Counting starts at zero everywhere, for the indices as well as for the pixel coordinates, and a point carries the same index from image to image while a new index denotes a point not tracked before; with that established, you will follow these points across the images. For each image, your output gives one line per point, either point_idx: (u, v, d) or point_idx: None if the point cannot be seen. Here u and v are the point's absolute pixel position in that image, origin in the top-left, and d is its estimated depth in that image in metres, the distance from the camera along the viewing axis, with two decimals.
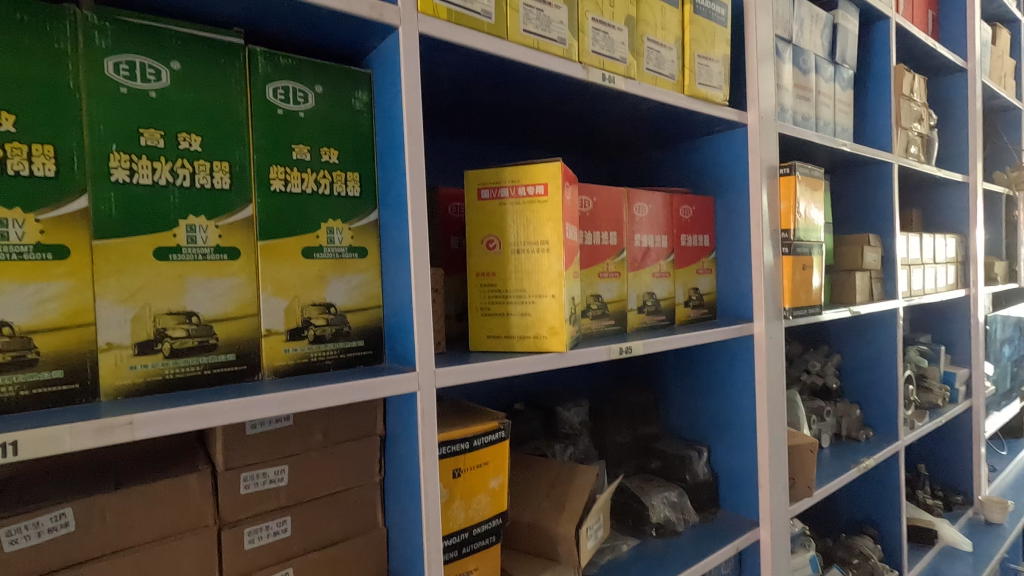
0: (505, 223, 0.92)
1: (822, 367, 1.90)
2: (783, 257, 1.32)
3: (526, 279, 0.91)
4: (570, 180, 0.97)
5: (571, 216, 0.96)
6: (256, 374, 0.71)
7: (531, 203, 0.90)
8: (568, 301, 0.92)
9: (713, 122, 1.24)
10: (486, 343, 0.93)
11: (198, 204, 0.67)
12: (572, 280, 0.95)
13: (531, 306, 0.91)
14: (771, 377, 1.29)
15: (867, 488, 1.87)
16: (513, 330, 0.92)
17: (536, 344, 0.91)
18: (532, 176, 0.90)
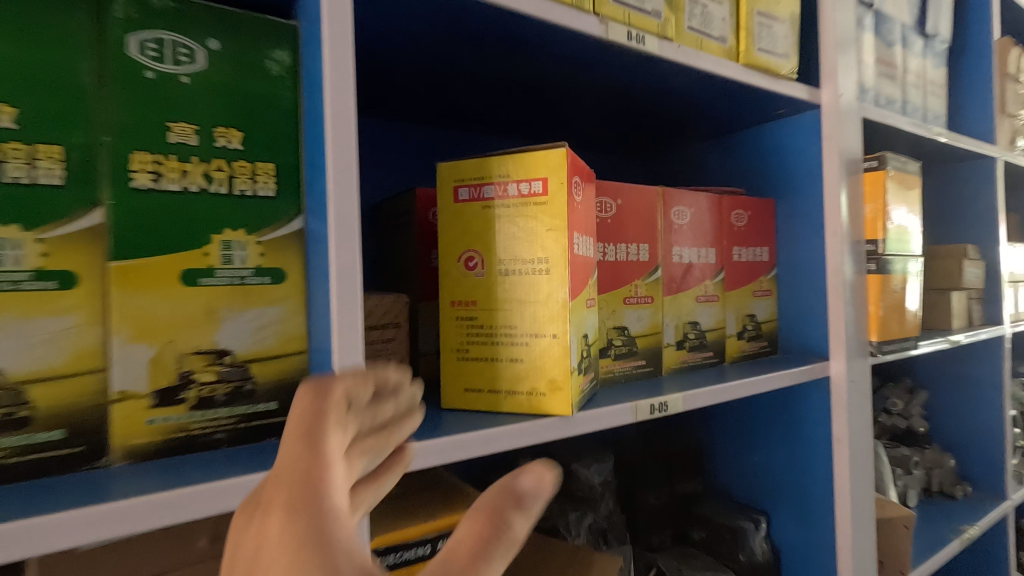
0: (490, 233, 0.66)
1: (907, 406, 1.55)
2: (870, 276, 1.02)
3: (518, 312, 0.66)
4: (584, 175, 0.71)
5: (583, 225, 0.70)
6: (101, 457, 0.49)
7: (525, 207, 0.65)
8: (577, 344, 0.66)
9: (776, 102, 0.96)
10: (463, 400, 0.68)
11: (7, 207, 0.45)
12: (584, 312, 0.70)
13: (525, 351, 0.65)
14: (854, 433, 0.99)
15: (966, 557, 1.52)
16: (499, 382, 0.67)
17: (531, 403, 0.65)
18: (527, 168, 0.64)
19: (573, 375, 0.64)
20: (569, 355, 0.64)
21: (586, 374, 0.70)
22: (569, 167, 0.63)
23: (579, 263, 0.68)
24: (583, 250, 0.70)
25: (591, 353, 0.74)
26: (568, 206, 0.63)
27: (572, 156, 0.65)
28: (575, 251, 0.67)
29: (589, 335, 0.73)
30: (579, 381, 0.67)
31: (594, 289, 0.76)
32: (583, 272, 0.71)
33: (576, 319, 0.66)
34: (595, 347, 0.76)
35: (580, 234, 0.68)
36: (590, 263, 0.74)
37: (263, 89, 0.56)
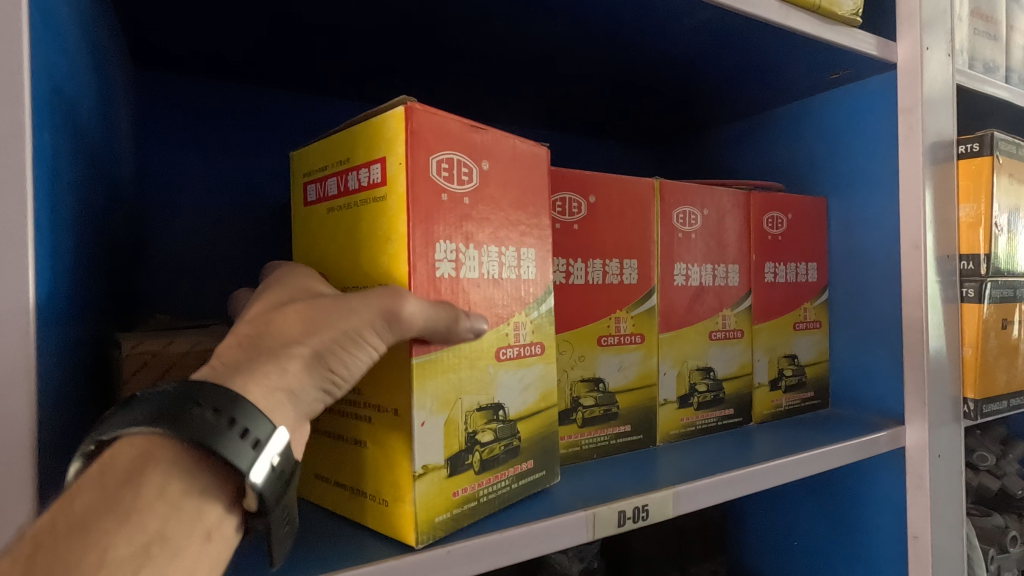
0: (336, 249, 0.45)
1: (998, 462, 1.23)
2: (964, 305, 0.72)
3: (378, 376, 0.42)
4: (504, 154, 0.46)
5: (492, 230, 0.45)
6: None
7: (364, 203, 0.42)
8: (446, 428, 0.42)
9: (833, 59, 0.68)
10: (329, 495, 0.47)
11: None
12: (487, 372, 0.44)
13: (370, 432, 0.42)
14: (941, 529, 0.69)
15: None
16: (364, 477, 0.43)
17: (375, 514, 0.43)
18: (365, 146, 0.42)
19: (417, 482, 0.40)
20: (411, 450, 0.40)
21: (485, 473, 0.45)
22: (409, 133, 0.40)
23: (472, 294, 0.43)
24: (494, 269, 0.45)
25: (518, 434, 0.47)
26: (409, 198, 0.39)
27: (431, 118, 0.41)
28: (451, 275, 0.42)
29: (513, 407, 0.47)
30: (449, 490, 0.42)
31: (541, 332, 0.49)
32: (496, 309, 0.45)
33: (445, 386, 0.42)
34: (539, 424, 0.49)
35: (472, 246, 0.43)
36: (523, 290, 0.48)
37: None
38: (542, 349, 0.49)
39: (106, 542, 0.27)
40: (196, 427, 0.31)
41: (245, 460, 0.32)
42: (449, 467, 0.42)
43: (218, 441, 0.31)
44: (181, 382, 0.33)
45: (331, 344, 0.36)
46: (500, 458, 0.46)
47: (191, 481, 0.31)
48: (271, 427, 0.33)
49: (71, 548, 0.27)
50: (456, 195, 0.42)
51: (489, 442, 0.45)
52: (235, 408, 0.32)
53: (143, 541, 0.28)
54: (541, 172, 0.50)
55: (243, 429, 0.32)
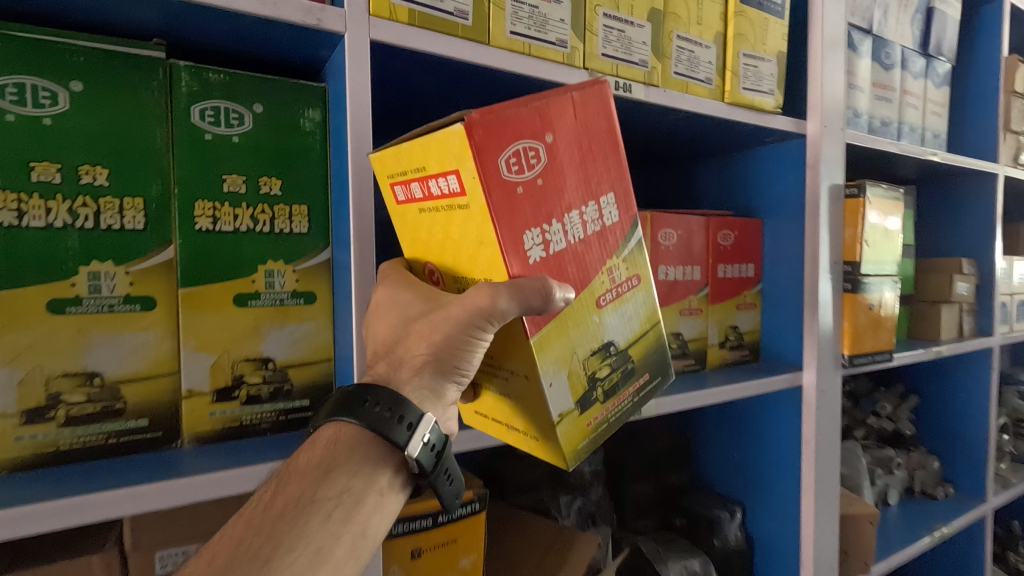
0: (441, 238, 0.61)
1: (894, 410, 1.64)
2: (845, 294, 1.09)
3: (508, 353, 0.63)
4: (545, 130, 0.57)
5: (566, 198, 0.59)
6: (173, 441, 0.63)
7: (453, 208, 0.57)
8: (571, 383, 0.63)
9: (764, 133, 1.04)
10: (497, 426, 0.72)
11: (217, 258, 0.63)
12: (592, 320, 0.63)
13: (515, 387, 0.65)
14: (823, 438, 1.08)
15: (943, 552, 1.62)
16: (518, 416, 0.67)
17: (532, 438, 0.66)
18: (440, 160, 0.56)
19: (557, 425, 0.62)
20: (549, 404, 0.61)
21: (604, 399, 0.66)
22: (474, 145, 0.52)
23: (565, 255, 0.60)
24: (569, 229, 0.60)
25: (627, 358, 0.68)
26: (488, 206, 0.53)
27: (485, 132, 0.52)
28: (544, 252, 0.58)
29: (618, 340, 0.67)
30: (583, 421, 0.65)
31: (633, 268, 0.66)
32: (588, 262, 0.62)
33: (563, 354, 0.62)
34: (639, 347, 0.69)
35: (552, 221, 0.58)
36: (607, 237, 0.63)
37: (297, 127, 0.67)
38: (638, 281, 0.67)
39: (323, 486, 0.55)
40: (378, 418, 0.58)
41: (404, 437, 0.58)
42: (578, 407, 0.64)
43: (390, 427, 0.58)
44: (365, 390, 0.60)
45: (464, 339, 0.58)
46: (614, 384, 0.67)
47: (374, 451, 0.58)
48: (422, 415, 0.59)
49: (306, 484, 0.55)
50: (525, 180, 0.56)
51: (603, 375, 0.66)
52: (400, 408, 0.58)
53: (340, 490, 0.55)
54: (589, 123, 0.61)
55: (404, 420, 0.58)
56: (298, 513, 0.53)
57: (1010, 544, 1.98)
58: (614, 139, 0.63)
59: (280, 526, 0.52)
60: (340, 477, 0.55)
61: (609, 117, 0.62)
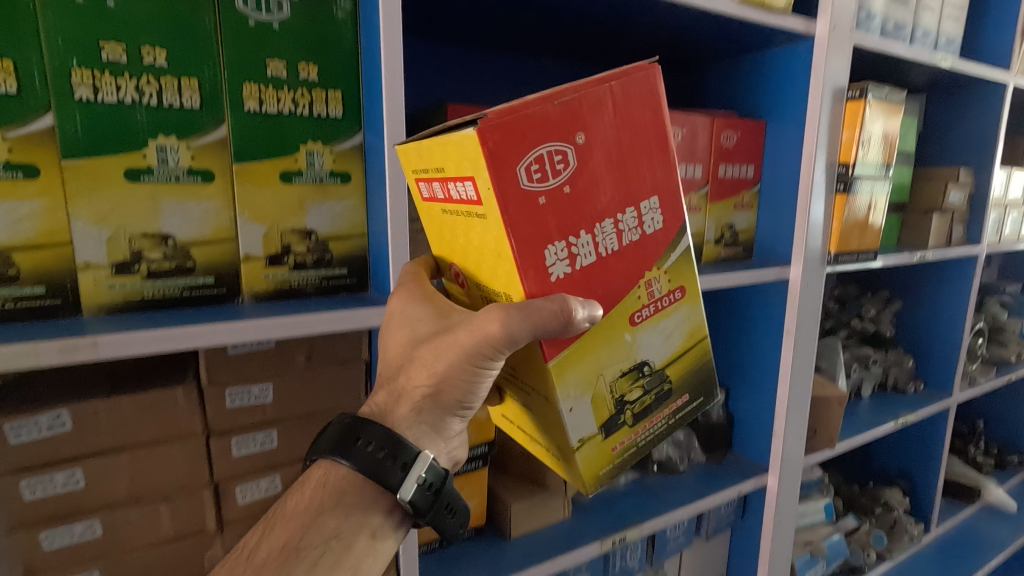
0: (468, 243, 0.66)
1: (877, 314, 1.76)
2: (836, 195, 1.16)
3: (533, 374, 0.69)
4: (577, 134, 0.58)
5: (597, 210, 0.60)
6: (235, 297, 0.73)
7: (474, 216, 0.61)
8: (597, 409, 0.68)
9: (773, 33, 1.07)
10: (533, 433, 0.79)
11: (264, 137, 0.71)
12: (623, 340, 0.66)
13: (543, 408, 0.71)
14: (802, 327, 1.19)
15: (906, 441, 1.79)
16: (548, 433, 0.74)
17: (559, 453, 0.73)
18: (457, 166, 0.59)
19: (576, 449, 0.68)
20: (571, 430, 0.67)
21: (634, 422, 0.71)
22: (490, 154, 0.53)
23: (594, 268, 0.62)
24: (599, 241, 0.62)
25: (663, 377, 0.71)
26: (504, 219, 0.56)
27: (505, 141, 0.54)
28: (568, 266, 0.61)
29: (653, 360, 0.69)
30: (607, 444, 0.71)
31: (676, 282, 0.68)
32: (618, 275, 0.64)
33: (587, 379, 0.66)
34: (679, 363, 0.72)
35: (580, 236, 0.60)
36: (643, 246, 0.64)
37: (329, 15, 0.72)
38: (679, 298, 0.69)
39: (310, 532, 0.64)
40: (373, 460, 0.65)
41: (397, 477, 0.65)
42: (601, 432, 0.69)
43: (384, 468, 0.65)
44: (366, 426, 0.67)
45: (472, 368, 0.65)
46: (646, 405, 0.71)
47: (367, 491, 0.66)
48: (416, 457, 0.66)
49: (298, 527, 0.64)
50: (550, 187, 0.57)
51: (633, 397, 0.70)
52: (397, 452, 0.66)
53: (327, 538, 0.64)
54: (630, 121, 0.60)
55: (399, 461, 0.65)
56: (282, 566, 0.62)
57: (971, 439, 2.17)
58: (658, 140, 0.62)
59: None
60: (330, 520, 0.64)
61: (653, 113, 0.61)
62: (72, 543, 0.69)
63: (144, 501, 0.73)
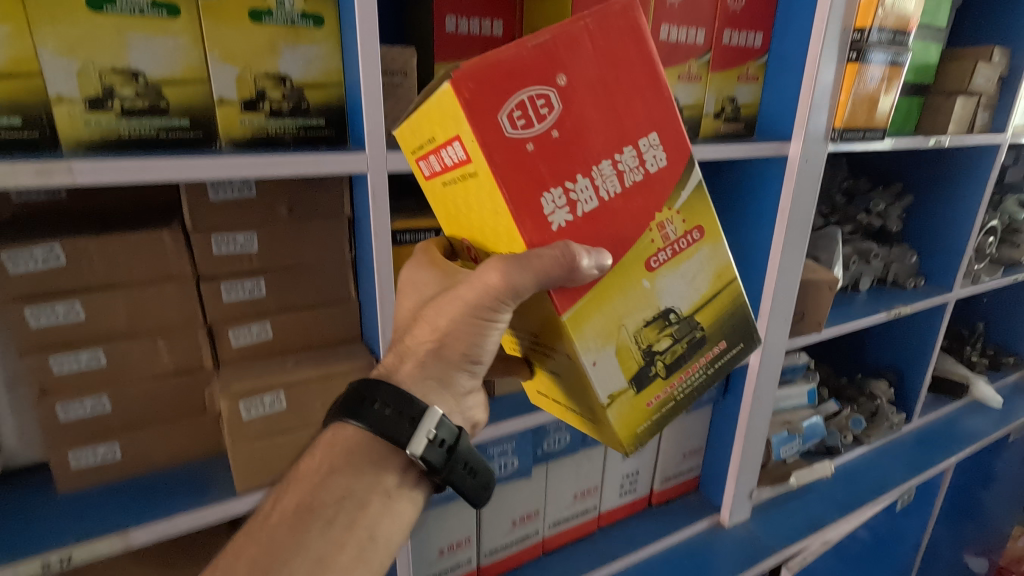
0: (471, 212, 0.62)
1: (886, 208, 1.72)
2: (847, 65, 1.10)
3: (551, 339, 0.65)
4: (558, 72, 0.54)
5: (592, 151, 0.57)
6: (213, 143, 0.73)
7: (469, 178, 0.57)
8: (625, 362, 0.64)
9: None
10: (564, 406, 0.76)
11: None
12: (641, 287, 0.62)
13: (566, 372, 0.67)
14: (798, 207, 1.17)
15: (898, 335, 1.81)
16: (576, 398, 0.70)
17: (590, 416, 0.69)
18: (443, 129, 0.56)
19: (607, 405, 0.64)
20: (600, 386, 0.63)
21: (669, 373, 0.66)
22: (466, 104, 0.52)
23: (597, 214, 0.59)
24: (600, 185, 0.58)
25: (693, 324, 0.66)
26: (493, 170, 0.53)
27: (481, 90, 0.52)
28: (570, 215, 0.57)
29: (678, 306, 0.65)
30: (639, 399, 0.66)
31: (691, 222, 0.64)
32: (626, 218, 0.60)
33: (611, 330, 0.62)
34: (707, 308, 0.67)
35: (578, 181, 0.57)
36: (647, 185, 0.60)
37: None
38: (697, 237, 0.65)
39: (321, 488, 0.60)
40: (383, 416, 0.63)
41: (409, 433, 0.63)
42: (633, 386, 0.65)
43: (395, 425, 0.62)
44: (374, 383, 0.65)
45: (478, 321, 0.63)
46: (678, 356, 0.66)
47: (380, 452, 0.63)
48: (427, 411, 0.63)
49: (310, 487, 0.61)
50: (538, 134, 0.54)
51: (660, 347, 0.65)
52: (406, 407, 0.63)
53: (341, 497, 0.60)
54: (612, 55, 0.57)
55: (409, 415, 0.63)
56: (296, 524, 0.58)
57: (968, 339, 2.18)
58: (649, 72, 0.58)
59: (282, 541, 0.57)
60: (343, 480, 0.61)
61: (638, 46, 0.57)
62: (80, 369, 0.76)
63: (143, 336, 0.78)
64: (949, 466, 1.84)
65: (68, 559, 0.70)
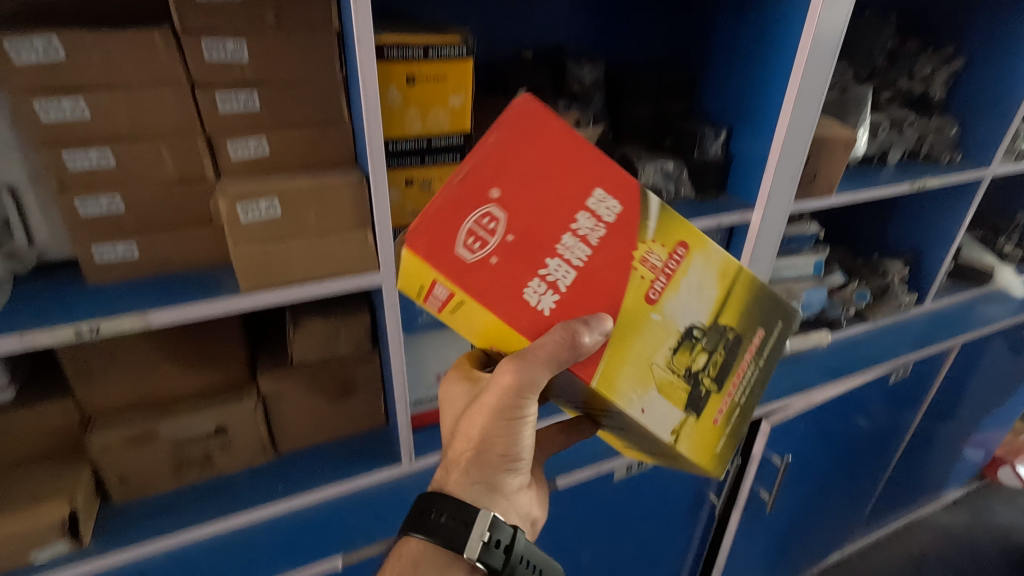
0: (480, 329, 0.70)
1: (931, 74, 1.63)
2: None
3: (600, 406, 0.75)
4: (487, 181, 0.61)
5: (550, 237, 0.64)
6: None
7: (465, 307, 0.64)
8: (675, 399, 0.72)
9: None
10: (638, 439, 0.88)
11: None
12: (654, 321, 0.69)
13: (627, 425, 0.77)
14: (820, 49, 1.10)
15: (922, 214, 1.75)
16: (646, 441, 0.81)
17: (667, 452, 0.80)
18: (421, 278, 0.63)
19: (677, 441, 0.73)
20: (662, 427, 0.71)
21: (718, 385, 0.76)
22: (424, 259, 0.60)
23: (581, 281, 0.65)
24: (572, 257, 0.65)
25: (719, 329, 0.74)
26: (472, 294, 0.62)
27: (428, 239, 0.60)
28: (556, 295, 0.64)
29: (698, 321, 0.72)
30: (701, 420, 0.76)
31: (667, 239, 0.68)
32: (606, 273, 0.66)
33: (644, 374, 0.70)
34: (724, 307, 0.73)
35: (549, 267, 0.64)
36: (611, 235, 0.66)
37: None
38: (683, 252, 0.69)
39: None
40: (446, 527, 0.77)
41: (470, 541, 0.76)
42: (691, 413, 0.74)
43: (456, 535, 0.76)
44: (438, 496, 0.80)
45: (504, 420, 0.75)
46: (718, 367, 0.75)
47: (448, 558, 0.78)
48: (483, 516, 0.77)
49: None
50: (495, 246, 0.62)
51: (698, 364, 0.73)
52: (463, 515, 0.77)
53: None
54: (524, 143, 0.63)
55: (468, 523, 0.77)
56: None
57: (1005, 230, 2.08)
58: (565, 140, 0.64)
59: None
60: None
61: (545, 125, 0.64)
62: (91, 167, 0.82)
63: (146, 139, 0.83)
64: (955, 346, 1.85)
65: (95, 329, 0.80)
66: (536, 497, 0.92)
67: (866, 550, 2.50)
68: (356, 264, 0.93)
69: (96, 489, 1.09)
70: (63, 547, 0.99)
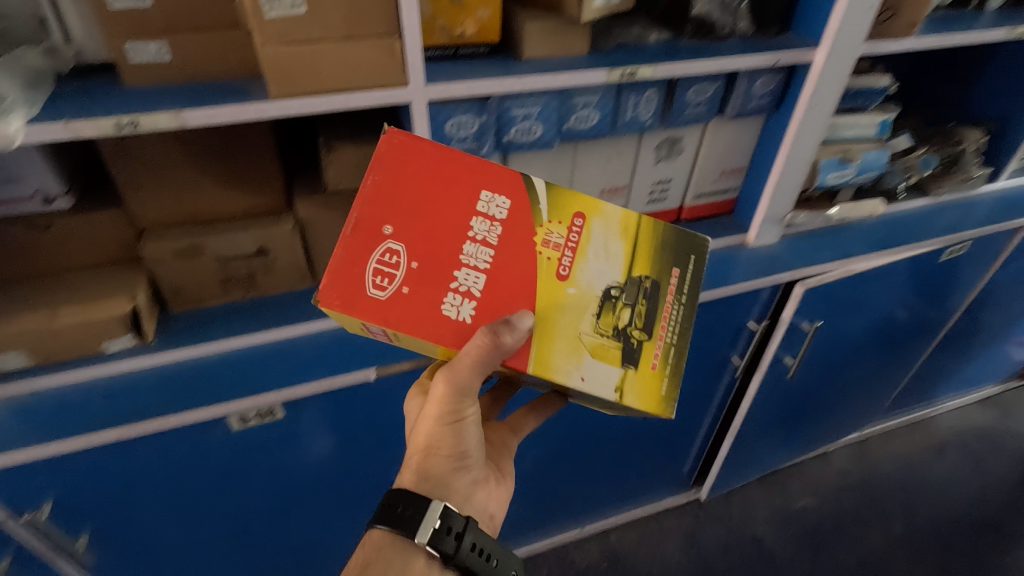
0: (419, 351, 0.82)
1: None
2: None
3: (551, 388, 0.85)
4: (382, 219, 0.74)
5: (453, 253, 0.76)
6: None
7: (396, 336, 0.75)
8: (611, 359, 0.80)
9: None
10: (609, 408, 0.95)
11: None
12: (570, 293, 0.80)
13: (582, 396, 0.86)
14: None
15: (1014, 77, 1.56)
16: (610, 407, 0.88)
17: (625, 410, 0.86)
18: (353, 322, 0.75)
19: (625, 398, 0.80)
20: (604, 388, 0.79)
21: (650, 335, 0.83)
22: (341, 307, 0.71)
23: (491, 283, 0.77)
24: (478, 265, 0.77)
25: (634, 281, 0.83)
26: (397, 324, 0.73)
27: (344, 290, 0.72)
28: (473, 302, 0.76)
29: (612, 281, 0.82)
30: (644, 370, 0.82)
31: (564, 215, 0.81)
32: (507, 269, 0.78)
33: (575, 343, 0.79)
34: (634, 261, 0.83)
35: (459, 279, 0.76)
36: (502, 233, 0.78)
37: None
38: (580, 223, 0.82)
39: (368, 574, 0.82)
40: (405, 519, 0.83)
41: (426, 531, 0.82)
42: (632, 368, 0.81)
43: (414, 527, 0.82)
44: (398, 491, 0.85)
45: (449, 424, 0.86)
46: (644, 318, 0.83)
47: (408, 548, 0.84)
48: (438, 509, 0.83)
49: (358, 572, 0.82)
50: (405, 276, 0.74)
51: (624, 319, 0.82)
52: (422, 507, 0.83)
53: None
54: (404, 175, 0.76)
55: (424, 514, 0.83)
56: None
57: None
58: (439, 161, 0.77)
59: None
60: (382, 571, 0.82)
61: (416, 151, 0.76)
62: None
63: None
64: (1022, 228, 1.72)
65: (135, 124, 0.83)
66: (497, 495, 0.98)
67: (885, 435, 2.54)
68: (383, 79, 0.91)
69: (155, 297, 1.19)
70: (130, 341, 1.10)
